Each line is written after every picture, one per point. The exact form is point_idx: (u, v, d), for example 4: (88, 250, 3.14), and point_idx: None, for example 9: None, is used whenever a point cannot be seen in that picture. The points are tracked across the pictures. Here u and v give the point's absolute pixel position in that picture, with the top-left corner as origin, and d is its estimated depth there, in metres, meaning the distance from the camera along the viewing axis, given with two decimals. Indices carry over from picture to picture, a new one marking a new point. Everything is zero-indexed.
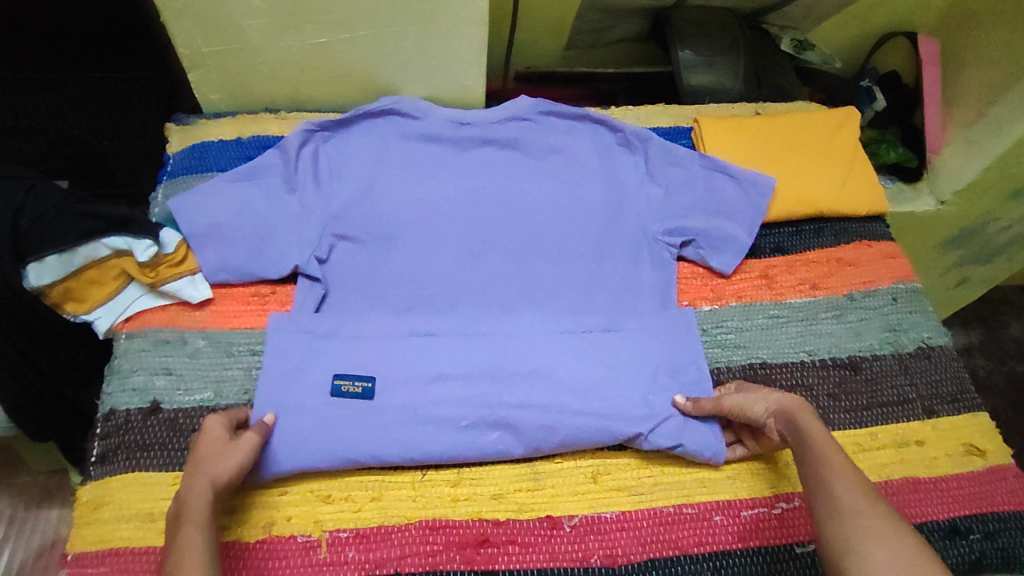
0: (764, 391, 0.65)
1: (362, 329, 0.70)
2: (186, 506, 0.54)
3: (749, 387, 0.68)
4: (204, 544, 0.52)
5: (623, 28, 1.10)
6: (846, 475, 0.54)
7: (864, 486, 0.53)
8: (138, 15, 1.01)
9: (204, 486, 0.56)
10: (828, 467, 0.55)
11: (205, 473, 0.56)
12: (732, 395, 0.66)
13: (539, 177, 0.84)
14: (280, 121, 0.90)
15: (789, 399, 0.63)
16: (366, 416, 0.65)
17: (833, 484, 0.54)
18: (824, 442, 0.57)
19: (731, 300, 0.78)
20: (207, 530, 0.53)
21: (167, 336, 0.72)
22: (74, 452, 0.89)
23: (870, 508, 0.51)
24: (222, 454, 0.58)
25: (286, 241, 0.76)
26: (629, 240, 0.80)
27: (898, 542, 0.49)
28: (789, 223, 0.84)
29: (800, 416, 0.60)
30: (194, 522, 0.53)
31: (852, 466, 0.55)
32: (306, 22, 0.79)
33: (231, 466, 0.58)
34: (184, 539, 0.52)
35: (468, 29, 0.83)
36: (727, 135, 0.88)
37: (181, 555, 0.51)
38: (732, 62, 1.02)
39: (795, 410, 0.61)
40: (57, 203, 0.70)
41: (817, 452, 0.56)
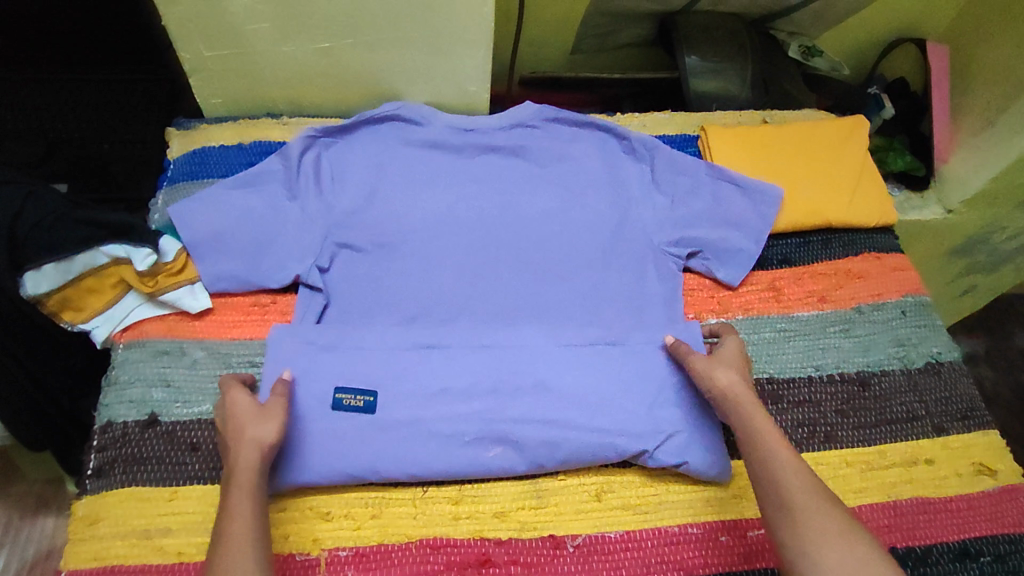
0: (731, 363, 0.65)
1: (362, 341, 0.69)
2: (235, 470, 0.56)
3: (730, 348, 0.68)
4: (256, 510, 0.54)
5: (629, 33, 1.09)
6: (798, 475, 0.55)
7: (814, 484, 0.54)
8: (137, 15, 0.98)
9: (253, 451, 0.57)
10: (781, 466, 0.55)
11: (250, 437, 0.58)
12: (698, 355, 0.66)
13: (543, 185, 0.83)
14: (282, 127, 0.88)
15: (739, 385, 0.63)
16: (366, 431, 0.64)
17: (787, 483, 0.54)
18: (775, 440, 0.58)
19: (738, 313, 0.76)
20: (255, 496, 0.55)
21: (166, 346, 0.71)
22: (71, 461, 0.88)
23: (821, 507, 0.52)
24: (261, 419, 0.60)
25: (287, 250, 0.75)
26: (634, 250, 0.79)
27: (850, 541, 0.50)
28: (797, 235, 0.82)
29: (751, 410, 0.61)
30: (239, 488, 0.55)
31: (801, 464, 0.56)
32: (308, 26, 0.78)
33: (275, 426, 0.59)
34: (234, 505, 0.54)
35: (472, 34, 0.82)
36: (735, 144, 0.86)
37: (231, 520, 0.53)
38: (739, 69, 1.01)
39: (745, 402, 0.61)
40: (55, 210, 0.69)
41: (767, 450, 0.57)
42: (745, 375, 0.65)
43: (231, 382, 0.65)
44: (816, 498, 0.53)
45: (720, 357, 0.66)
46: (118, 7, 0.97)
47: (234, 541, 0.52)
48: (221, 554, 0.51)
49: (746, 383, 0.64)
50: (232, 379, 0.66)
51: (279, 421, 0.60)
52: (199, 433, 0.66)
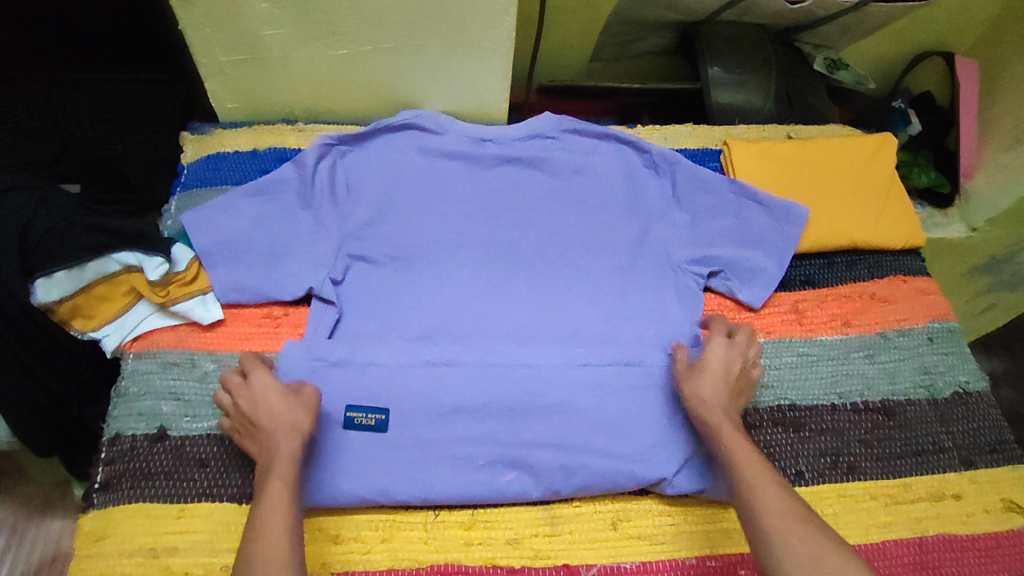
0: (710, 374, 0.63)
1: (375, 358, 0.67)
2: (275, 458, 0.56)
3: (714, 353, 0.64)
4: (290, 503, 0.53)
5: (650, 41, 1.07)
6: (774, 496, 0.52)
7: (789, 505, 0.51)
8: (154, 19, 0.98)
9: (291, 438, 0.58)
10: (756, 489, 0.53)
11: (292, 429, 0.58)
12: (682, 370, 0.65)
13: (562, 198, 0.82)
14: (298, 133, 0.87)
15: (720, 402, 0.61)
16: (377, 456, 0.63)
17: (761, 505, 0.51)
18: (750, 461, 0.55)
19: (760, 335, 0.74)
20: (290, 484, 0.55)
21: (175, 358, 0.69)
22: (79, 467, 0.87)
23: (797, 528, 0.49)
24: (302, 409, 0.60)
25: (304, 260, 0.74)
26: (655, 269, 0.77)
27: (831, 564, 0.47)
28: (819, 255, 0.80)
29: (731, 431, 0.59)
30: (276, 479, 0.54)
31: (780, 484, 0.53)
32: (326, 33, 0.77)
33: (307, 414, 0.60)
34: (273, 495, 0.53)
35: (492, 44, 0.80)
36: (758, 159, 0.84)
37: (267, 511, 0.52)
38: (763, 81, 0.99)
39: (721, 423, 0.59)
40: (68, 215, 0.69)
41: (740, 475, 0.54)
42: (724, 389, 0.62)
43: (254, 360, 0.64)
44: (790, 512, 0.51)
45: (699, 368, 0.64)
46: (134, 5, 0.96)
47: (271, 525, 0.51)
48: (255, 537, 0.50)
49: (723, 393, 0.62)
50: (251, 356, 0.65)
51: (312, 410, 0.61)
52: (208, 450, 0.64)
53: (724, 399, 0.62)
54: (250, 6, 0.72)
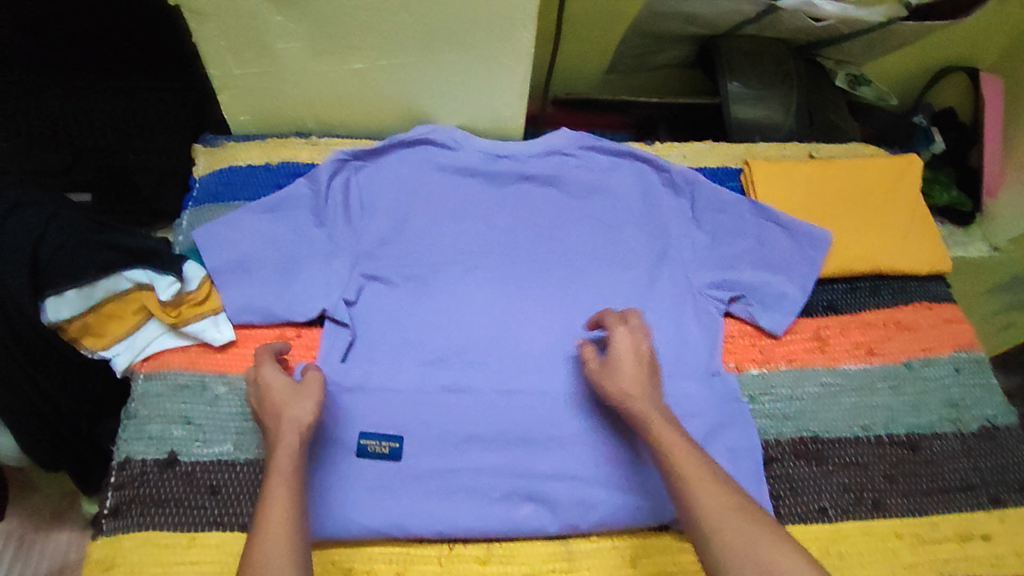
0: (624, 365, 0.61)
1: (389, 383, 0.68)
2: (278, 454, 0.55)
3: (621, 342, 0.63)
4: (295, 501, 0.52)
5: (669, 54, 1.05)
6: (709, 492, 0.51)
7: (726, 501, 0.51)
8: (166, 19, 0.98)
9: (293, 431, 0.57)
10: (691, 486, 0.52)
11: (297, 424, 0.57)
12: (595, 369, 0.63)
13: (578, 217, 0.81)
14: (311, 147, 0.85)
15: (642, 391, 0.60)
16: (394, 492, 0.62)
17: (698, 503, 0.51)
18: (681, 453, 0.55)
19: (781, 364, 0.73)
20: (292, 482, 0.53)
21: (186, 380, 0.68)
22: (90, 483, 0.86)
23: (736, 521, 0.49)
24: (308, 401, 0.59)
25: (317, 279, 0.73)
26: (674, 293, 0.75)
27: (765, 557, 0.47)
28: (842, 280, 0.79)
29: (656, 422, 0.58)
30: (277, 478, 0.53)
31: (712, 476, 0.53)
32: (342, 47, 0.75)
33: (312, 406, 0.59)
34: (277, 494, 0.52)
35: (510, 60, 0.79)
36: (780, 179, 0.82)
37: (270, 511, 0.51)
38: (784, 97, 0.96)
39: (645, 414, 0.58)
40: (79, 232, 0.68)
41: (673, 472, 0.54)
42: (641, 378, 0.60)
43: (266, 352, 0.64)
44: (728, 506, 0.50)
45: (612, 362, 0.62)
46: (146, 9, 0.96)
47: (270, 523, 0.50)
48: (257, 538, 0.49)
49: (642, 384, 0.60)
50: (266, 350, 0.65)
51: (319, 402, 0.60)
52: (219, 476, 0.63)
53: (645, 386, 0.61)
54: (266, 19, 0.71)
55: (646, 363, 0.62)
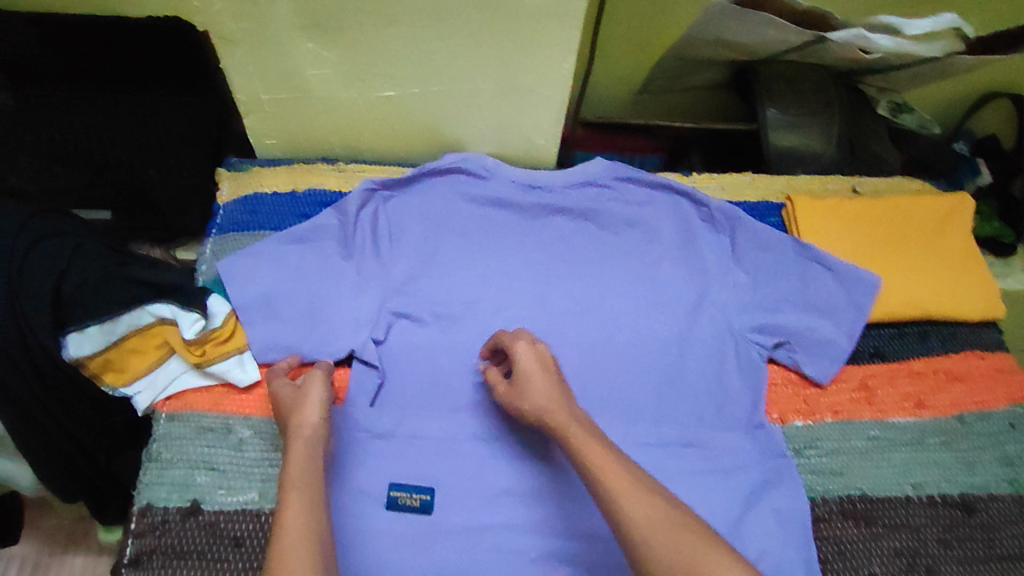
0: (533, 380, 0.58)
1: (420, 430, 0.66)
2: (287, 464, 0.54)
3: (525, 358, 0.60)
4: (313, 508, 0.51)
5: (702, 76, 1.01)
6: (639, 505, 0.47)
7: (660, 512, 0.47)
8: (177, 29, 0.88)
9: (300, 439, 0.56)
10: (618, 497, 0.48)
11: (306, 430, 0.57)
12: (506, 392, 0.60)
13: (614, 254, 0.78)
14: (338, 174, 0.83)
15: (554, 400, 0.56)
16: (427, 552, 0.60)
17: (627, 518, 0.46)
18: (605, 461, 0.50)
19: (827, 416, 0.70)
20: (305, 489, 0.52)
21: (210, 423, 0.66)
22: (109, 515, 0.84)
23: (679, 536, 0.45)
24: (316, 407, 0.59)
25: (345, 318, 0.71)
26: (714, 338, 0.72)
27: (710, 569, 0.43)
28: (889, 325, 0.75)
29: (567, 426, 0.54)
30: (289, 484, 0.52)
31: (642, 485, 0.49)
32: (374, 74, 0.73)
33: (318, 409, 0.59)
34: (295, 500, 0.51)
35: (547, 89, 0.75)
36: (822, 218, 0.79)
37: (287, 519, 0.49)
38: (825, 124, 0.93)
39: (559, 423, 0.54)
40: (103, 266, 0.66)
41: (598, 483, 0.49)
42: (552, 388, 0.57)
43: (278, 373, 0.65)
44: (670, 518, 0.46)
45: (520, 380, 0.59)
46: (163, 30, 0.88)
47: (284, 528, 0.48)
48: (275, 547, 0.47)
49: (556, 395, 0.57)
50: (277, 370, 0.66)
51: (325, 408, 0.60)
52: (243, 527, 0.61)
53: (560, 398, 0.57)
54: (297, 45, 0.69)
55: (555, 373, 0.59)
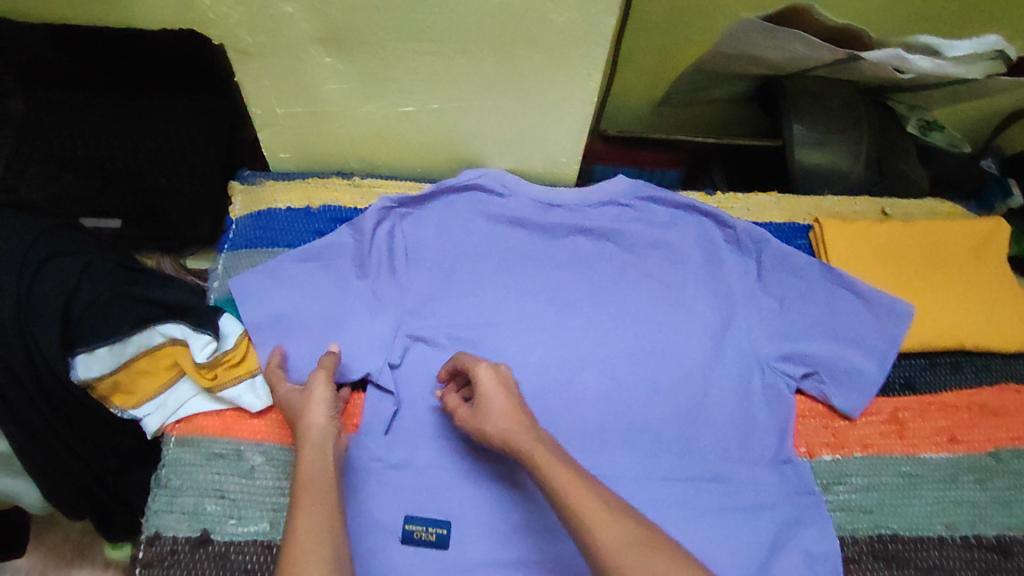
0: (492, 405, 0.58)
1: (435, 461, 0.64)
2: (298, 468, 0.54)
3: (484, 380, 0.60)
4: (326, 509, 0.51)
5: (723, 89, 0.97)
6: (611, 529, 0.47)
7: (630, 534, 0.47)
8: (187, 42, 0.84)
9: (308, 442, 0.56)
10: (590, 525, 0.48)
11: (313, 431, 0.57)
12: (466, 415, 0.60)
13: (635, 277, 0.76)
14: (354, 189, 0.81)
15: (520, 427, 0.56)
16: None
17: (600, 544, 0.47)
18: (574, 488, 0.50)
19: (856, 450, 0.68)
20: (318, 491, 0.52)
21: (221, 448, 0.65)
22: (117, 534, 0.82)
23: (651, 561, 0.46)
24: (322, 406, 0.59)
25: (361, 341, 0.69)
26: (739, 367, 0.70)
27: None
28: (921, 355, 0.73)
29: (534, 452, 0.54)
30: (300, 488, 0.52)
31: (609, 509, 0.49)
32: (393, 89, 0.70)
33: (323, 408, 0.59)
34: (306, 503, 0.51)
35: (570, 107, 0.73)
36: (853, 242, 0.77)
37: (300, 521, 0.49)
38: (853, 143, 0.90)
39: (527, 450, 0.54)
40: (113, 286, 0.65)
41: (571, 512, 0.49)
42: (513, 410, 0.57)
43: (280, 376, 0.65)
44: (640, 545, 0.47)
45: (483, 405, 0.59)
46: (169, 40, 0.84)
47: (297, 531, 0.48)
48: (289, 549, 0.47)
49: (518, 418, 0.57)
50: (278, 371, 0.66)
51: (330, 406, 0.60)
52: (254, 559, 0.59)
53: (523, 420, 0.57)
54: (315, 60, 0.67)
55: (513, 395, 0.60)
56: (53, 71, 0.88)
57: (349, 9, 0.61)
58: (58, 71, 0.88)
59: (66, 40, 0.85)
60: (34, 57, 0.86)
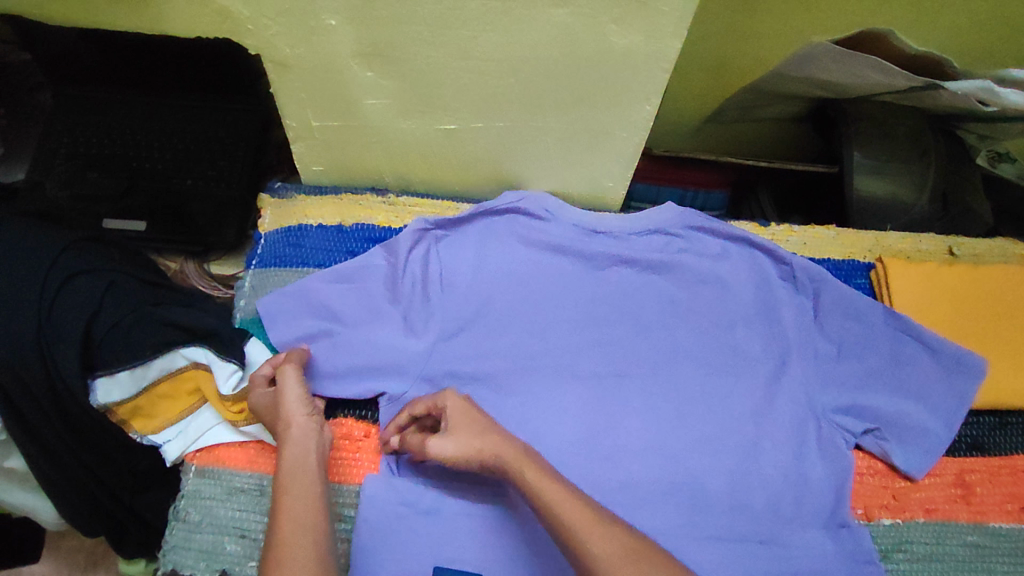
0: (461, 430, 0.56)
1: (466, 508, 0.61)
2: (282, 468, 0.55)
3: (451, 410, 0.58)
4: (311, 514, 0.52)
5: (777, 108, 0.90)
6: (601, 538, 0.47)
7: (621, 546, 0.47)
8: (224, 52, 0.85)
9: (288, 441, 0.57)
10: (579, 532, 0.48)
11: (292, 431, 0.58)
12: (437, 444, 0.55)
13: (683, 313, 0.71)
14: (388, 208, 0.78)
15: (495, 443, 0.55)
16: None
17: (591, 556, 0.46)
18: (558, 493, 0.50)
19: (919, 515, 0.64)
20: (302, 493, 0.53)
21: (241, 484, 0.63)
22: (141, 552, 0.79)
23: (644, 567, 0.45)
24: (299, 405, 0.59)
25: (394, 368, 0.66)
26: (793, 417, 0.66)
27: None
28: (991, 413, 0.69)
29: (517, 459, 0.53)
30: (283, 488, 0.54)
31: (605, 523, 0.49)
32: (436, 107, 0.66)
33: (298, 406, 0.59)
34: (289, 506, 0.52)
35: (622, 132, 0.69)
36: (918, 287, 0.72)
37: (282, 522, 0.51)
38: (918, 175, 0.84)
39: (514, 463, 0.53)
40: (133, 304, 0.62)
41: (560, 527, 0.48)
42: (486, 428, 0.56)
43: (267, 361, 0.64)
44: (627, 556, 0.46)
45: (451, 429, 0.56)
46: (214, 47, 0.84)
47: (280, 532, 0.50)
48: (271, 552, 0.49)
49: (494, 431, 0.56)
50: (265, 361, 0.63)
51: (306, 401, 0.60)
52: None
53: (495, 434, 0.55)
54: (357, 75, 0.63)
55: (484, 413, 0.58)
56: (83, 66, 0.86)
57: (396, 22, 0.57)
58: (88, 66, 0.86)
59: (97, 37, 0.82)
60: (63, 49, 0.83)
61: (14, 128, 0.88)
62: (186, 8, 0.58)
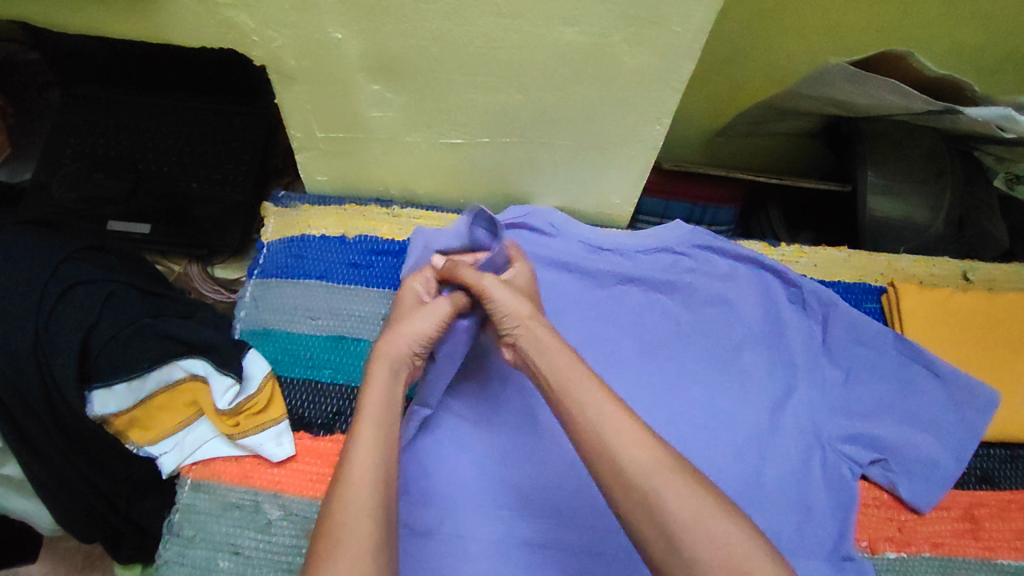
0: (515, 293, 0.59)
1: (463, 529, 0.60)
2: (370, 387, 0.53)
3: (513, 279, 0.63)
4: (386, 446, 0.49)
5: (788, 124, 0.88)
6: (633, 449, 0.45)
7: (653, 459, 0.45)
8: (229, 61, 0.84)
9: (383, 367, 0.55)
10: (615, 447, 0.46)
11: (391, 356, 0.56)
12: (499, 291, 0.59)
13: (689, 333, 0.70)
14: (392, 220, 0.77)
15: (547, 334, 0.55)
16: None
17: (625, 466, 0.45)
18: (606, 416, 0.47)
19: (925, 549, 0.63)
20: (381, 424, 0.51)
21: (236, 499, 0.64)
22: (144, 556, 0.78)
23: (679, 484, 0.43)
24: (412, 335, 0.57)
25: (443, 377, 0.63)
26: (798, 448, 0.65)
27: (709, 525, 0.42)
28: (1001, 446, 0.68)
29: (567, 374, 0.51)
30: (367, 413, 0.51)
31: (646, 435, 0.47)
32: (443, 120, 0.65)
33: (409, 336, 0.57)
34: (367, 435, 0.49)
35: (631, 150, 0.67)
36: (931, 317, 0.71)
37: (357, 450, 0.48)
38: (933, 197, 0.81)
39: (554, 366, 0.52)
40: (134, 318, 0.61)
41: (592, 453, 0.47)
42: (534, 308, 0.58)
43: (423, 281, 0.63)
44: (670, 464, 0.45)
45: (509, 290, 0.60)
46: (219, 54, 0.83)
47: (351, 459, 0.47)
48: (340, 481, 0.46)
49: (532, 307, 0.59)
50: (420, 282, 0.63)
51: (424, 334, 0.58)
52: None
53: (551, 332, 0.56)
54: (363, 88, 0.62)
55: (527, 295, 0.62)
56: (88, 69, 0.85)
57: (402, 37, 0.56)
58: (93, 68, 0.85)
59: (104, 41, 0.81)
60: (71, 49, 0.82)
61: (18, 131, 0.88)
62: (190, 18, 0.57)
